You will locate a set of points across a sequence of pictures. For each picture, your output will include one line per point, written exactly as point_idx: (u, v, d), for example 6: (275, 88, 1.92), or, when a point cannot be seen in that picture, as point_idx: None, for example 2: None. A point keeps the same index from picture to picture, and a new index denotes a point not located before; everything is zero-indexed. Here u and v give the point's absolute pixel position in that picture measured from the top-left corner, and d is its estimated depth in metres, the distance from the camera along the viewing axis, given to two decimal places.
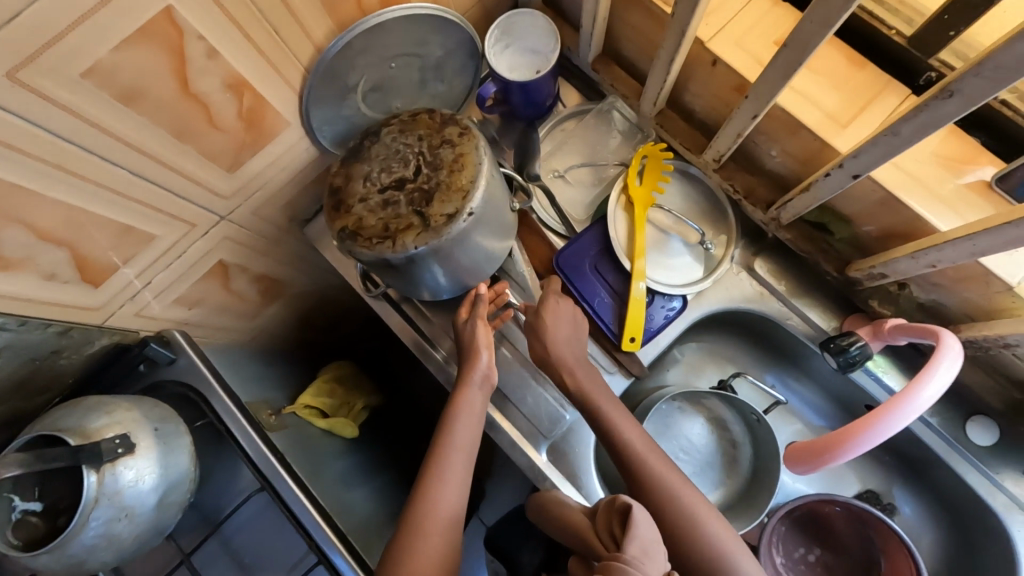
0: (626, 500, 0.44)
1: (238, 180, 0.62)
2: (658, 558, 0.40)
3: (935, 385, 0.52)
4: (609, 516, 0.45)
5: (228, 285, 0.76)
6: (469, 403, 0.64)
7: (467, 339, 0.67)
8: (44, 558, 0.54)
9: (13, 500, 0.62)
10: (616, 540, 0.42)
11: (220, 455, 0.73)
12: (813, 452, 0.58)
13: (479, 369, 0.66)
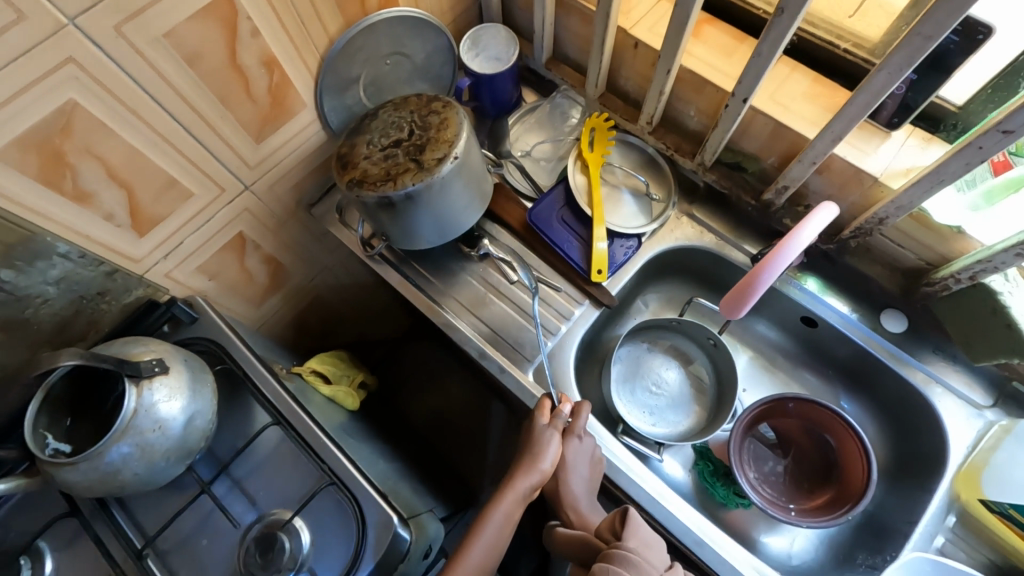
0: (626, 509, 0.64)
1: (261, 155, 0.76)
2: (653, 550, 0.59)
3: (814, 224, 0.62)
4: (612, 522, 0.65)
5: (243, 261, 0.87)
6: (510, 500, 0.71)
7: (537, 449, 0.73)
8: (83, 466, 0.61)
9: (47, 437, 0.65)
10: (619, 534, 0.61)
11: (234, 404, 0.77)
12: (743, 290, 0.67)
13: (540, 472, 0.72)
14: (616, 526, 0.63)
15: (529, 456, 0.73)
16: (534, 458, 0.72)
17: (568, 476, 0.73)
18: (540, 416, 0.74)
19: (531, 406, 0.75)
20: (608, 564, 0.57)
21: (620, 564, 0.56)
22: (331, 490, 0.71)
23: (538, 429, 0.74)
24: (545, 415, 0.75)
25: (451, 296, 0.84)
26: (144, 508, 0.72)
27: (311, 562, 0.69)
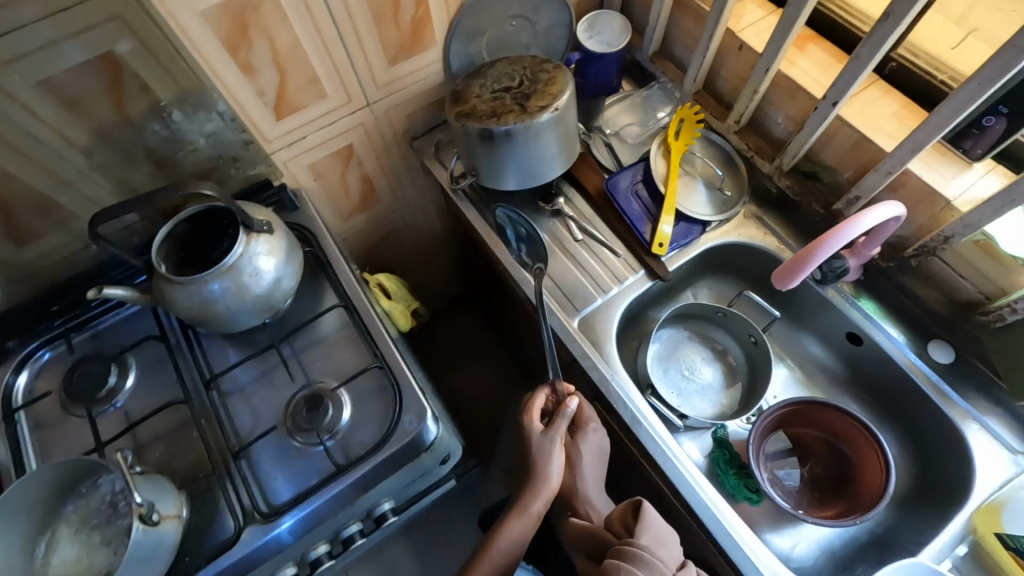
0: (641, 501, 0.63)
1: (389, 78, 0.87)
2: (666, 543, 0.57)
3: (875, 215, 0.69)
4: (625, 513, 0.64)
5: (346, 172, 0.98)
6: (524, 518, 0.74)
7: (542, 457, 0.77)
8: (189, 288, 0.71)
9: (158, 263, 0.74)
10: (632, 528, 0.60)
11: (311, 284, 0.87)
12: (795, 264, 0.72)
13: (549, 484, 0.75)
14: (629, 519, 0.62)
15: (537, 473, 0.76)
16: (543, 473, 0.76)
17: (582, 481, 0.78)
18: (533, 423, 0.79)
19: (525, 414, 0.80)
20: (618, 560, 0.55)
21: (629, 560, 0.54)
22: (379, 374, 0.79)
23: (535, 439, 0.78)
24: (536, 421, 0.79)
25: (518, 240, 0.91)
26: (217, 352, 0.82)
27: (343, 430, 0.76)
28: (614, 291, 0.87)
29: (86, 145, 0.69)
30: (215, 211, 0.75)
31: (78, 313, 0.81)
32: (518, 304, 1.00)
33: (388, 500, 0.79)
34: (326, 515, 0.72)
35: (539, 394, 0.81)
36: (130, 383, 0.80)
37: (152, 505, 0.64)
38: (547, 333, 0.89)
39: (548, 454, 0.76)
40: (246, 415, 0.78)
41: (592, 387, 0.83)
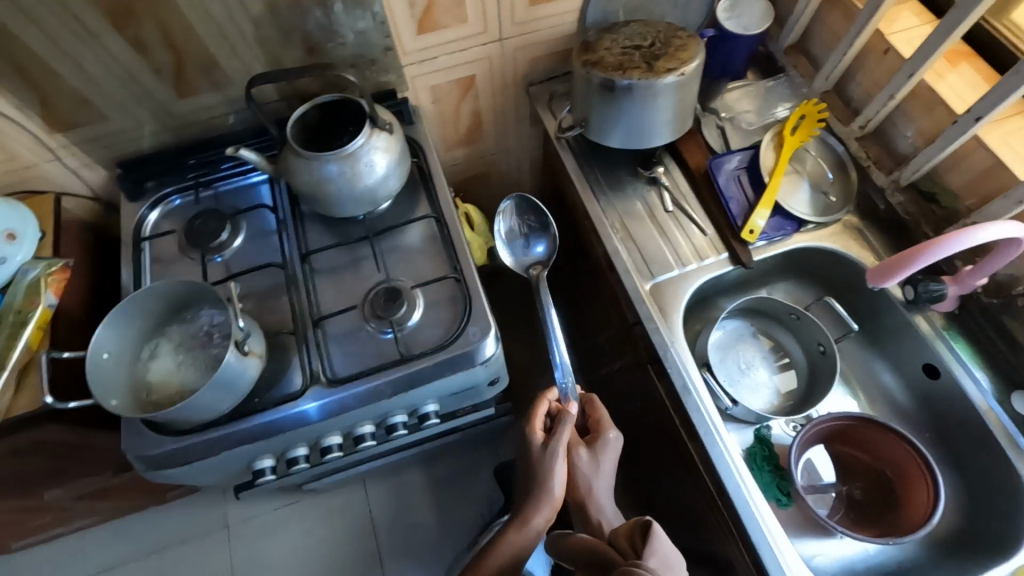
0: (650, 520, 0.57)
1: (526, 18, 0.90)
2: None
3: (996, 230, 0.69)
4: (633, 531, 0.57)
5: (461, 102, 1.03)
6: (528, 529, 0.73)
7: (545, 475, 0.75)
8: (313, 164, 0.78)
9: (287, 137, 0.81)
10: (640, 551, 0.53)
11: (410, 193, 0.92)
12: (895, 264, 0.75)
13: (552, 499, 0.73)
14: (636, 537, 0.56)
15: (540, 488, 0.74)
16: (546, 488, 0.74)
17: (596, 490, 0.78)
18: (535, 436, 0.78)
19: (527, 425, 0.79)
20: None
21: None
22: (454, 287, 0.84)
23: (537, 454, 0.76)
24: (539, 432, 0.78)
25: (609, 198, 0.93)
26: (315, 232, 0.90)
27: (412, 327, 0.82)
28: (693, 267, 0.87)
29: (256, 17, 0.76)
30: (348, 101, 0.81)
31: (208, 171, 0.91)
32: (591, 263, 1.03)
33: (434, 403, 0.85)
34: (380, 397, 0.78)
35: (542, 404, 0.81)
36: (238, 242, 0.88)
37: (247, 335, 0.73)
38: (616, 292, 0.91)
39: (553, 470, 0.74)
40: (329, 293, 0.85)
41: (648, 350, 0.85)
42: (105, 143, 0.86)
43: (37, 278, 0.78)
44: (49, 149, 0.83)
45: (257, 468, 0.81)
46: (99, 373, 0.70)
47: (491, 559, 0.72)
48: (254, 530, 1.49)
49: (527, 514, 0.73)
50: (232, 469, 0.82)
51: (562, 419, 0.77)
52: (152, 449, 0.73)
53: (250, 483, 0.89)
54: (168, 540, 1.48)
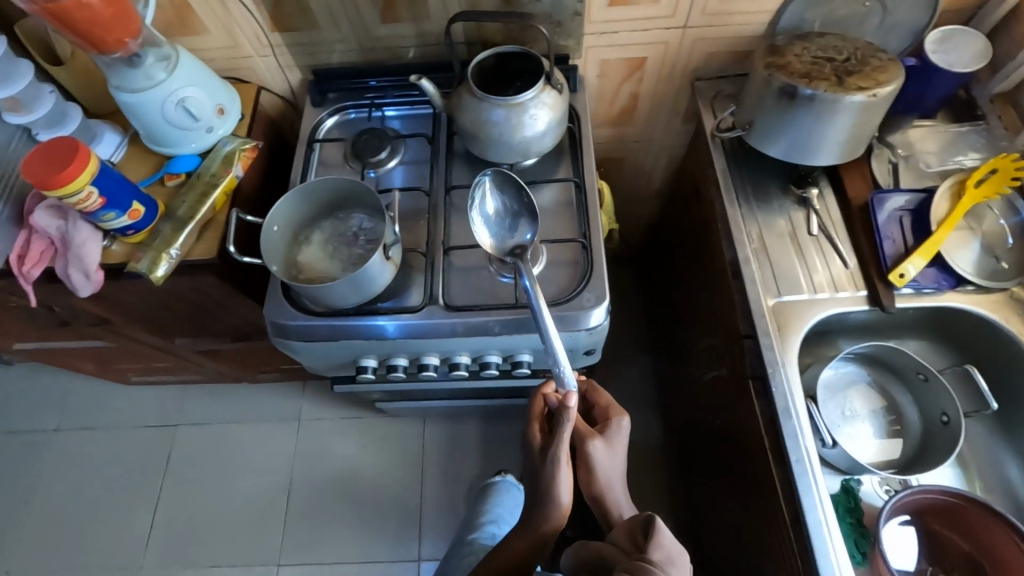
0: (651, 516, 0.61)
1: (718, 11, 0.90)
2: (679, 563, 0.56)
3: None
4: (634, 528, 0.61)
5: (624, 82, 1.04)
6: (537, 526, 0.77)
7: (549, 479, 0.76)
8: (485, 105, 0.83)
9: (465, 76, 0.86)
10: (643, 547, 0.57)
11: (557, 155, 0.96)
12: None
13: (559, 505, 0.76)
14: (639, 534, 0.60)
15: (545, 492, 0.77)
16: (553, 494, 0.76)
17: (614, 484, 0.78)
18: (534, 438, 0.83)
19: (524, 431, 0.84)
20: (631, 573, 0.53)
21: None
22: (579, 252, 0.86)
23: (537, 460, 0.80)
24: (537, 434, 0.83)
25: (752, 207, 0.91)
26: (462, 171, 0.96)
27: (532, 277, 0.85)
28: (825, 296, 0.83)
29: None
30: (530, 54, 0.85)
31: (383, 95, 1.00)
32: (712, 267, 1.01)
33: (529, 355, 0.88)
34: (488, 331, 0.83)
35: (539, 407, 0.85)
36: (393, 163, 0.96)
37: (394, 242, 0.80)
38: (733, 301, 0.89)
39: (554, 473, 0.76)
40: (463, 227, 0.91)
41: (753, 365, 0.83)
42: (308, 51, 0.96)
43: (231, 151, 0.88)
44: (264, 46, 0.95)
45: (361, 364, 0.88)
46: (268, 243, 0.80)
47: (510, 550, 0.78)
48: (320, 430, 1.62)
49: (546, 509, 0.76)
50: (340, 360, 0.90)
51: (560, 418, 0.77)
52: (287, 320, 0.83)
53: (348, 379, 0.97)
54: (249, 416, 1.66)
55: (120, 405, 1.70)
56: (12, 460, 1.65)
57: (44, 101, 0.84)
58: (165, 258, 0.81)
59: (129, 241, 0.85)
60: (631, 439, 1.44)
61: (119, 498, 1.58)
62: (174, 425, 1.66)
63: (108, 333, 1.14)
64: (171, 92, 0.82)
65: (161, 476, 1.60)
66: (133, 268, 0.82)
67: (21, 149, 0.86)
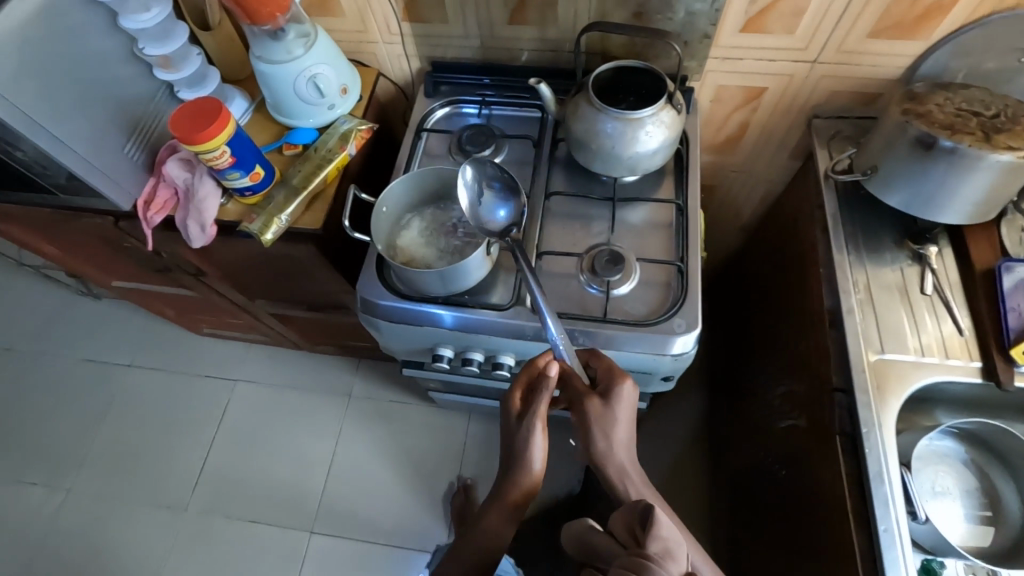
0: (649, 504, 0.54)
1: (854, 49, 0.86)
2: (678, 557, 0.51)
3: None
4: (629, 518, 0.55)
5: (736, 110, 1.02)
6: (507, 498, 0.73)
7: (523, 446, 0.72)
8: (602, 115, 0.83)
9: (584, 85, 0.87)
10: (640, 541, 0.52)
11: (661, 175, 0.94)
12: None
13: (531, 473, 0.73)
14: (636, 525, 0.53)
15: (519, 460, 0.73)
16: (525, 462, 0.72)
17: (618, 452, 0.70)
18: (513, 406, 0.75)
19: (501, 400, 0.76)
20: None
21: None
22: (674, 275, 0.85)
23: (514, 429, 0.74)
24: (517, 402, 0.75)
25: (861, 256, 0.87)
26: (562, 179, 0.96)
27: (621, 294, 0.84)
28: (933, 360, 0.79)
29: None
30: (654, 72, 0.85)
31: (494, 94, 1.01)
32: (804, 312, 0.96)
33: None
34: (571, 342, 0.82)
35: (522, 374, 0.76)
36: (495, 161, 0.97)
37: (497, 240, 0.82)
38: (826, 350, 0.85)
39: (529, 441, 0.72)
40: (557, 233, 0.91)
41: (842, 420, 0.79)
42: (430, 42, 0.99)
43: (348, 130, 0.91)
44: (391, 33, 0.98)
45: (438, 352, 0.89)
46: (377, 222, 0.82)
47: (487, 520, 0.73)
48: (367, 408, 1.66)
49: (517, 477, 0.73)
50: (417, 345, 0.91)
51: (541, 386, 0.72)
52: (377, 299, 0.85)
53: (417, 364, 0.99)
54: (302, 383, 1.71)
55: (187, 352, 1.79)
56: (87, 386, 1.76)
57: (191, 63, 0.88)
58: (276, 223, 0.85)
59: (245, 202, 0.89)
60: (677, 473, 1.40)
61: (175, 439, 1.66)
62: (234, 378, 1.74)
63: (199, 284, 1.21)
64: (304, 68, 0.86)
65: (216, 425, 1.67)
66: (245, 227, 0.86)
67: (163, 103, 0.92)
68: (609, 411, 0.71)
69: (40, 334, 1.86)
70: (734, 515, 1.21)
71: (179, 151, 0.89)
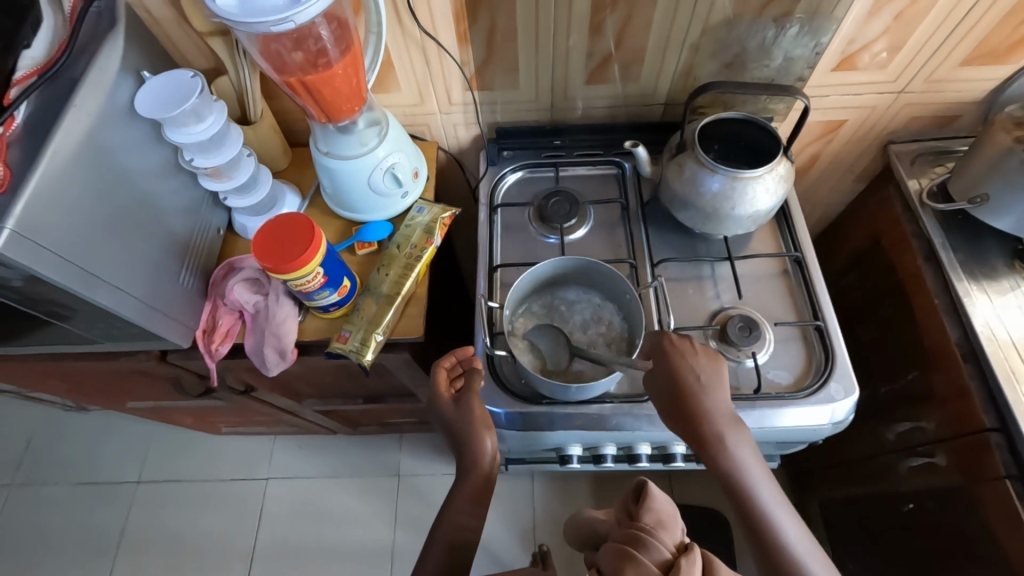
0: (640, 479, 0.53)
1: (944, 77, 0.85)
2: (671, 525, 0.49)
3: None
4: (624, 499, 0.54)
5: (810, 143, 0.98)
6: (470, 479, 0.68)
7: (466, 423, 0.69)
8: (716, 176, 0.76)
9: (686, 140, 0.81)
10: (635, 515, 0.50)
11: (763, 226, 0.90)
12: None
13: (480, 452, 0.68)
14: (630, 504, 0.53)
15: (463, 440, 0.69)
16: (472, 441, 0.68)
17: (694, 401, 0.61)
18: (442, 391, 0.71)
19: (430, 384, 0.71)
20: (621, 548, 0.47)
21: (642, 552, 0.46)
22: (813, 334, 0.80)
23: (449, 414, 0.70)
24: (444, 386, 0.71)
25: (983, 288, 0.85)
26: (659, 240, 0.89)
27: (761, 363, 0.78)
28: None
29: (710, 26, 0.77)
30: (760, 125, 0.80)
31: (567, 154, 0.94)
32: (915, 343, 0.93)
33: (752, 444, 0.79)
34: None
35: (443, 362, 0.72)
36: (582, 231, 0.89)
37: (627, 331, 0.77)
38: (965, 387, 0.82)
39: (474, 415, 0.69)
40: (673, 303, 0.83)
41: (1006, 463, 0.76)
42: (494, 108, 0.91)
43: (430, 221, 0.81)
44: (452, 103, 0.89)
45: (567, 452, 0.81)
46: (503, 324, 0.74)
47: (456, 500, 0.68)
48: (418, 487, 1.53)
49: (465, 465, 0.69)
50: (540, 447, 0.82)
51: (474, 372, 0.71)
52: (501, 409, 0.75)
53: (521, 458, 0.90)
54: (342, 471, 1.56)
55: (206, 455, 1.61)
56: (91, 512, 1.55)
57: (244, 169, 0.77)
58: (375, 340, 0.74)
59: (327, 317, 0.78)
60: None
61: (206, 557, 1.48)
62: (263, 477, 1.57)
63: (242, 400, 1.06)
64: (380, 159, 0.76)
65: (251, 533, 1.50)
66: (338, 347, 0.75)
67: (207, 213, 0.79)
68: (680, 363, 0.63)
69: (25, 460, 1.62)
70: (834, 554, 1.17)
71: (242, 269, 0.77)
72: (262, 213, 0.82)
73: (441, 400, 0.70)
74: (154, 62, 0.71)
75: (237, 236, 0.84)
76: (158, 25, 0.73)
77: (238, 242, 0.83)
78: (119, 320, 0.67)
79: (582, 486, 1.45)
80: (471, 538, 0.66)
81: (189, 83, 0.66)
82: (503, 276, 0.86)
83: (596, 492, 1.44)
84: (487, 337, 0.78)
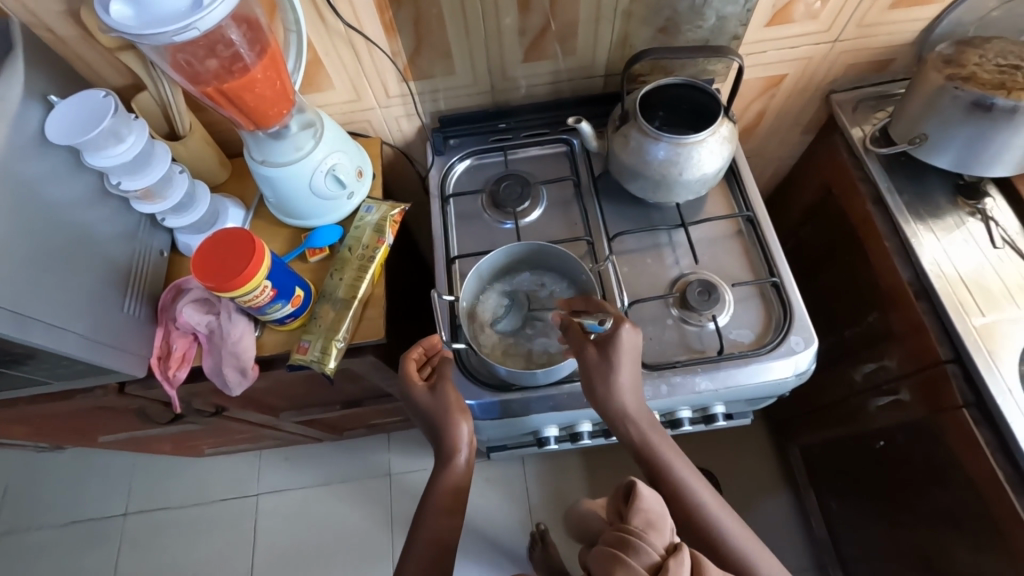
0: (631, 478, 0.53)
1: (875, 22, 0.86)
2: (662, 527, 0.49)
3: None
4: (615, 497, 0.54)
5: (755, 100, 0.99)
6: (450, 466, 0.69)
7: (439, 407, 0.69)
8: (660, 145, 0.76)
9: (626, 115, 0.80)
10: (624, 516, 0.50)
11: (714, 190, 0.90)
12: None
13: (454, 433, 0.69)
14: (620, 502, 0.52)
15: (436, 424, 0.70)
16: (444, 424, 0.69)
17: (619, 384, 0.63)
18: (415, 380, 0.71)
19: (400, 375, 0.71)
20: (612, 550, 0.47)
21: (632, 554, 0.46)
22: (769, 291, 0.81)
23: (425, 403, 0.70)
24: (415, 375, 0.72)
25: (932, 230, 0.86)
26: (614, 213, 0.89)
27: (722, 324, 0.80)
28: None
29: None
30: (698, 88, 0.79)
31: (515, 137, 0.92)
32: (872, 283, 0.95)
33: (722, 404, 0.80)
34: (694, 390, 0.74)
35: (411, 354, 0.72)
36: (536, 212, 0.88)
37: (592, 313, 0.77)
38: (920, 323, 0.85)
39: (446, 399, 0.69)
40: (633, 275, 0.84)
41: (963, 392, 0.79)
42: (435, 96, 0.89)
43: (379, 220, 0.80)
44: (389, 96, 0.87)
45: (543, 435, 0.81)
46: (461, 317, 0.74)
47: (435, 499, 0.67)
48: (411, 483, 1.53)
49: (445, 452, 0.69)
50: (516, 433, 0.82)
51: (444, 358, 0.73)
52: (474, 401, 0.74)
53: (502, 445, 0.91)
54: (333, 478, 1.56)
55: (193, 480, 1.58)
56: (81, 551, 1.52)
57: (177, 186, 0.74)
58: (335, 347, 0.73)
59: (285, 329, 0.76)
60: (750, 463, 1.38)
61: None
62: (254, 493, 1.55)
63: (216, 422, 1.04)
64: (319, 162, 0.74)
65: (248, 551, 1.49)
66: (299, 359, 0.73)
67: (147, 237, 0.76)
68: (611, 353, 0.63)
69: (5, 508, 1.58)
70: (819, 497, 1.21)
71: (190, 290, 0.75)
72: (204, 230, 0.79)
73: (414, 391, 0.70)
74: (63, 85, 0.68)
75: (183, 257, 0.81)
76: (64, 45, 0.69)
77: (184, 262, 0.81)
78: (64, 359, 0.65)
79: (573, 462, 1.47)
80: (453, 532, 0.66)
81: (102, 103, 0.64)
82: (461, 267, 0.85)
83: (588, 467, 1.46)
84: (449, 332, 0.77)
